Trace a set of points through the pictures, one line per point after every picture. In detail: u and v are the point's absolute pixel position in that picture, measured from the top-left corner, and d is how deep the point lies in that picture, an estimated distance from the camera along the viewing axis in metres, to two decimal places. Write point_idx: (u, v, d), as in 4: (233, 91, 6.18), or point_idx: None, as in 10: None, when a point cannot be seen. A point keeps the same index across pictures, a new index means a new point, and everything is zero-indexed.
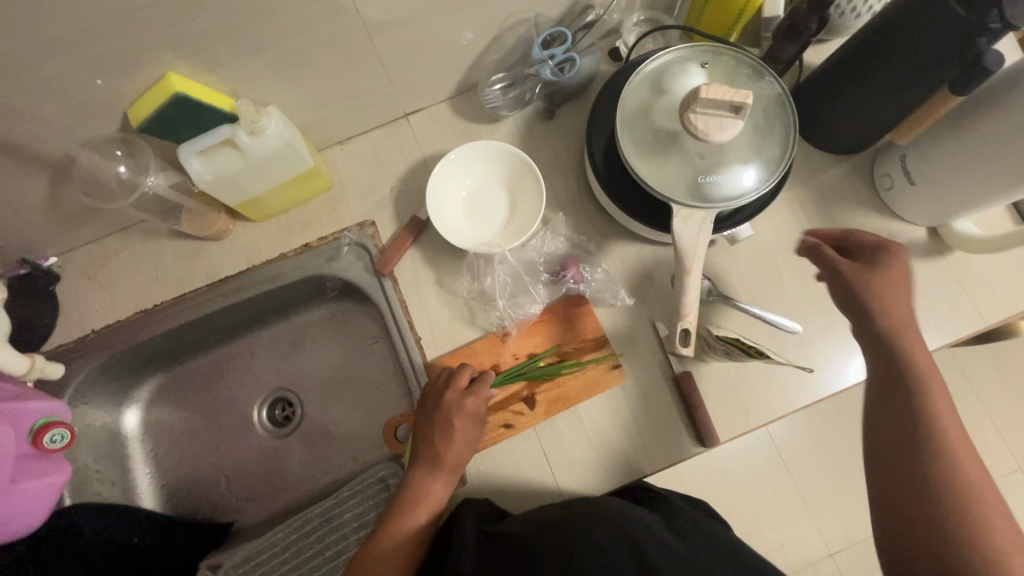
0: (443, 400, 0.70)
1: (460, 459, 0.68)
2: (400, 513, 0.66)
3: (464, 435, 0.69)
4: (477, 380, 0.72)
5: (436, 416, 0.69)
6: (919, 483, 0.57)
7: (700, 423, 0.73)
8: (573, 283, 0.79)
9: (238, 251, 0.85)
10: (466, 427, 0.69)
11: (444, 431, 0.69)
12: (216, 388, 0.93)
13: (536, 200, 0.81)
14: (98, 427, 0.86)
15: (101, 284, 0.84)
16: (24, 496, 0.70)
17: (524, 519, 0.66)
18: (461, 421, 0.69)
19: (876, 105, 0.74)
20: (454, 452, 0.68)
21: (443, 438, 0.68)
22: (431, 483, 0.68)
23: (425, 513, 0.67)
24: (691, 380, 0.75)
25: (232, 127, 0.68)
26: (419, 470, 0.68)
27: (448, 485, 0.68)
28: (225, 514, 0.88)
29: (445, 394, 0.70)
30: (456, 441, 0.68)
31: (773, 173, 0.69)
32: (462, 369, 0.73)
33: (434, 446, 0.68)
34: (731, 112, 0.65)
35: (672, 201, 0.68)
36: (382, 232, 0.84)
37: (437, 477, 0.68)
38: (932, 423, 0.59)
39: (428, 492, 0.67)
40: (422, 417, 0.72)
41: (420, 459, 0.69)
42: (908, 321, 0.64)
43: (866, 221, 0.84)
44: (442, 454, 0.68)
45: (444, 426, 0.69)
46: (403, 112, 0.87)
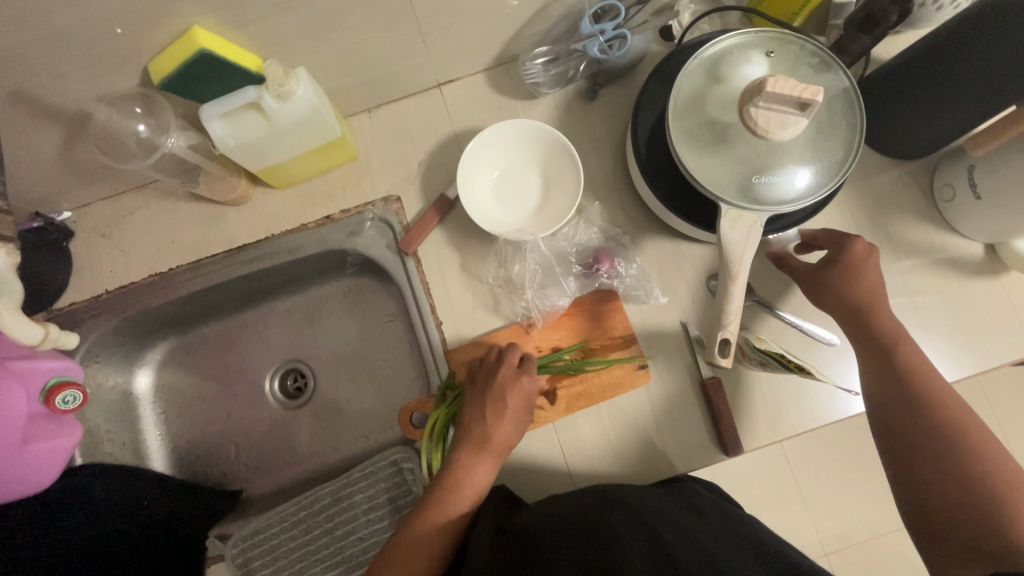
0: (498, 377, 0.68)
1: (508, 444, 0.67)
2: (443, 497, 0.64)
3: (514, 417, 0.67)
4: (525, 361, 0.70)
5: (487, 396, 0.67)
6: (933, 459, 0.60)
7: (724, 432, 0.71)
8: (606, 277, 0.76)
9: (257, 218, 0.81)
10: (517, 410, 0.67)
11: (496, 410, 0.67)
12: (227, 355, 0.92)
13: (572, 186, 0.76)
14: (110, 387, 0.86)
15: (115, 244, 0.82)
16: (35, 458, 0.69)
17: (532, 510, 0.64)
18: (513, 402, 0.67)
19: (948, 109, 0.68)
20: (503, 435, 0.66)
21: (494, 418, 0.66)
22: (476, 465, 0.65)
23: (469, 497, 0.65)
24: (718, 387, 0.72)
25: (258, 89, 0.64)
26: (464, 451, 0.66)
27: (493, 470, 0.66)
28: (233, 481, 0.88)
29: (499, 372, 0.68)
30: (506, 424, 0.66)
31: (831, 178, 0.64)
32: (513, 348, 0.70)
33: (483, 427, 0.66)
34: (797, 110, 0.60)
35: (720, 200, 0.64)
36: (408, 209, 0.81)
37: (482, 459, 0.65)
38: (932, 397, 0.62)
39: (472, 475, 0.65)
40: (469, 394, 0.69)
41: (465, 439, 0.66)
42: (874, 294, 0.67)
43: (919, 232, 0.79)
44: (492, 437, 0.66)
45: (496, 405, 0.67)
46: (436, 82, 0.82)
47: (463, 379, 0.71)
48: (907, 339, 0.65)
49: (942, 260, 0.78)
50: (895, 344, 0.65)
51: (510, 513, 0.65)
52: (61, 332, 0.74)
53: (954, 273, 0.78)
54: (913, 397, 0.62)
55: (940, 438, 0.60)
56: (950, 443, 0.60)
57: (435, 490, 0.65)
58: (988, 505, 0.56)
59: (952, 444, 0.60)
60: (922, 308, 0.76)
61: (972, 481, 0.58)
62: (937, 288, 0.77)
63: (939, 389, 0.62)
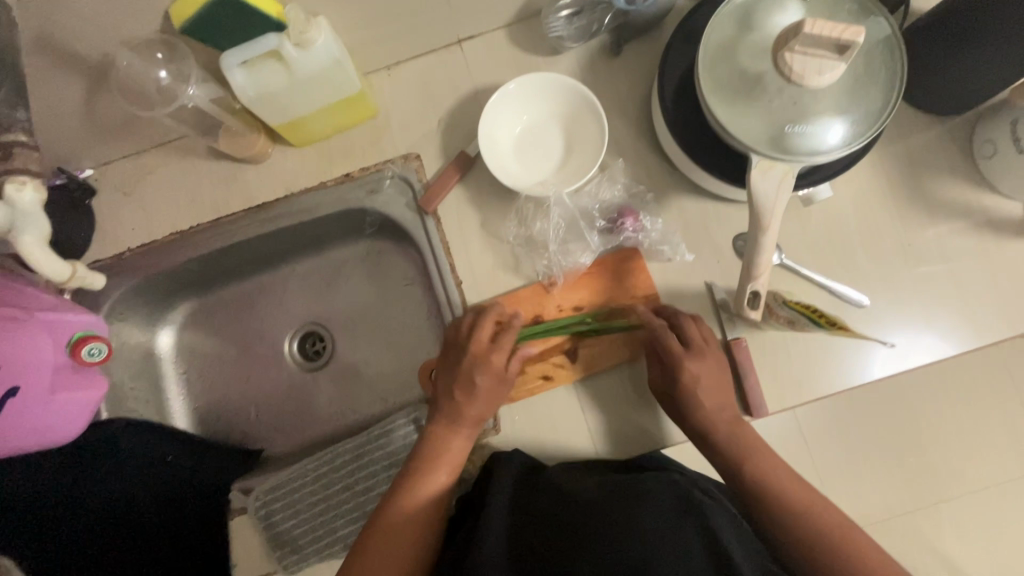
0: (466, 356, 0.69)
1: (481, 416, 0.68)
2: (421, 473, 0.66)
3: (489, 390, 0.68)
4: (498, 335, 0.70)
5: (459, 371, 0.68)
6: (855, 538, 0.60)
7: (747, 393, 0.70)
8: (631, 233, 0.74)
9: (275, 177, 0.81)
10: (489, 385, 0.68)
11: (466, 387, 0.68)
12: (246, 318, 0.92)
13: (596, 142, 0.75)
14: (133, 344, 0.87)
15: (137, 202, 0.82)
16: (62, 407, 0.70)
17: (555, 489, 0.63)
18: (484, 377, 0.68)
19: (984, 60, 0.66)
20: (476, 408, 0.68)
21: (465, 391, 0.68)
22: (451, 437, 0.68)
23: (446, 472, 0.67)
24: (743, 348, 0.71)
25: (279, 36, 0.63)
26: (437, 422, 0.69)
27: (469, 441, 0.68)
28: (254, 441, 0.88)
29: (469, 348, 0.69)
30: (478, 397, 0.68)
31: (868, 128, 0.61)
32: (485, 319, 0.70)
33: (455, 400, 0.68)
34: (834, 53, 0.57)
35: (750, 151, 0.62)
36: (427, 167, 0.79)
37: (457, 432, 0.68)
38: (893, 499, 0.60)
39: (448, 448, 0.67)
40: (443, 370, 0.71)
41: (439, 412, 0.69)
42: None
43: (956, 191, 0.76)
44: (465, 410, 0.68)
45: (467, 381, 0.68)
46: (457, 37, 0.80)
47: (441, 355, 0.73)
48: None
49: (981, 221, 0.76)
50: None
51: (534, 492, 0.64)
52: (88, 271, 0.72)
53: (992, 235, 0.75)
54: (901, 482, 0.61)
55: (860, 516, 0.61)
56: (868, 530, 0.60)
57: (414, 467, 0.67)
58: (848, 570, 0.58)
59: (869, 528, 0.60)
60: (955, 271, 0.74)
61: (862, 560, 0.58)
62: (973, 250, 0.75)
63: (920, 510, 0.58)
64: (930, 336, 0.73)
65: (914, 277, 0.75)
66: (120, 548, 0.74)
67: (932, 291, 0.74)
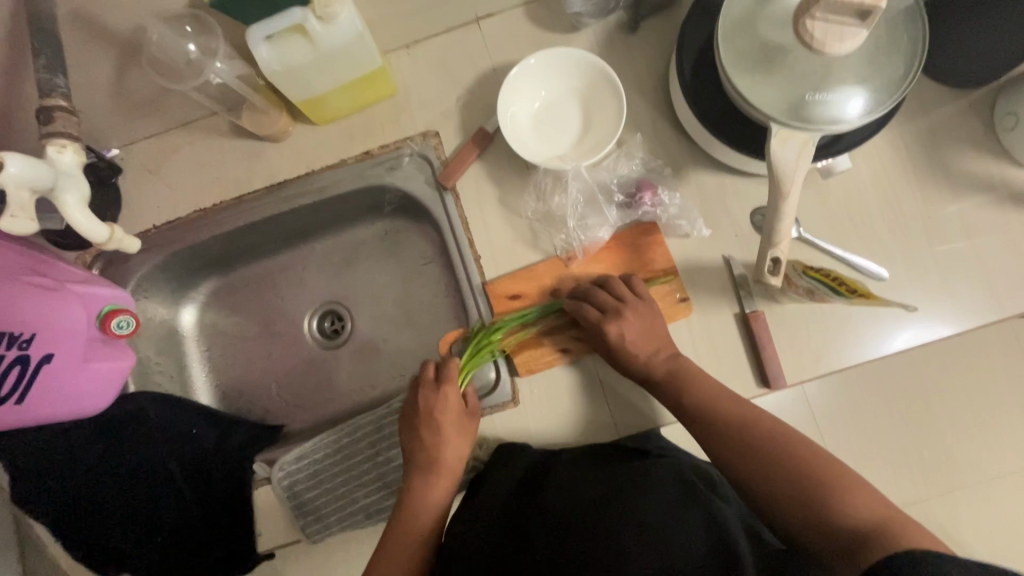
0: (423, 404, 0.72)
1: (454, 461, 0.71)
2: (404, 521, 0.69)
3: (453, 431, 0.71)
4: (442, 375, 0.73)
5: (423, 422, 0.71)
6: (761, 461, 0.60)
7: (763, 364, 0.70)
8: (649, 207, 0.75)
9: (297, 154, 0.82)
10: (453, 428, 0.71)
11: (431, 431, 0.71)
12: (267, 296, 0.94)
13: (614, 116, 0.76)
14: (158, 321, 0.89)
15: (162, 180, 0.83)
16: (95, 377, 0.73)
17: (555, 482, 0.65)
18: (446, 426, 0.70)
19: None
20: (448, 454, 0.70)
21: (433, 441, 0.70)
22: (429, 487, 0.70)
23: (431, 514, 0.69)
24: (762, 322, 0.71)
25: (304, 10, 0.64)
26: (412, 477, 0.70)
27: (448, 488, 0.71)
28: (275, 417, 0.90)
29: (426, 402, 0.72)
30: (447, 444, 0.70)
31: (889, 96, 0.61)
32: (427, 366, 0.74)
33: (425, 453, 0.70)
34: (856, 20, 0.57)
35: (770, 120, 0.62)
36: (446, 144, 0.80)
37: (433, 477, 0.70)
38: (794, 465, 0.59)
39: (427, 495, 0.70)
40: (406, 426, 0.73)
41: (412, 465, 0.71)
42: None
43: (977, 165, 0.76)
44: (437, 460, 0.70)
45: (431, 428, 0.71)
46: (475, 16, 0.81)
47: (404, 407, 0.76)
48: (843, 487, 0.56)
49: (1002, 195, 0.75)
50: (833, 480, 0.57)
51: (537, 486, 0.66)
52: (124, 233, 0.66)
53: (1014, 208, 0.75)
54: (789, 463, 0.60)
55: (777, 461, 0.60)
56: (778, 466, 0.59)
57: (398, 522, 0.69)
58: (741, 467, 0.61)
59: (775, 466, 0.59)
60: (976, 245, 0.74)
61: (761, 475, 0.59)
62: (994, 223, 0.75)
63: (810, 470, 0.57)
64: (951, 311, 0.73)
65: (935, 252, 0.75)
66: (150, 513, 0.77)
67: (952, 266, 0.74)
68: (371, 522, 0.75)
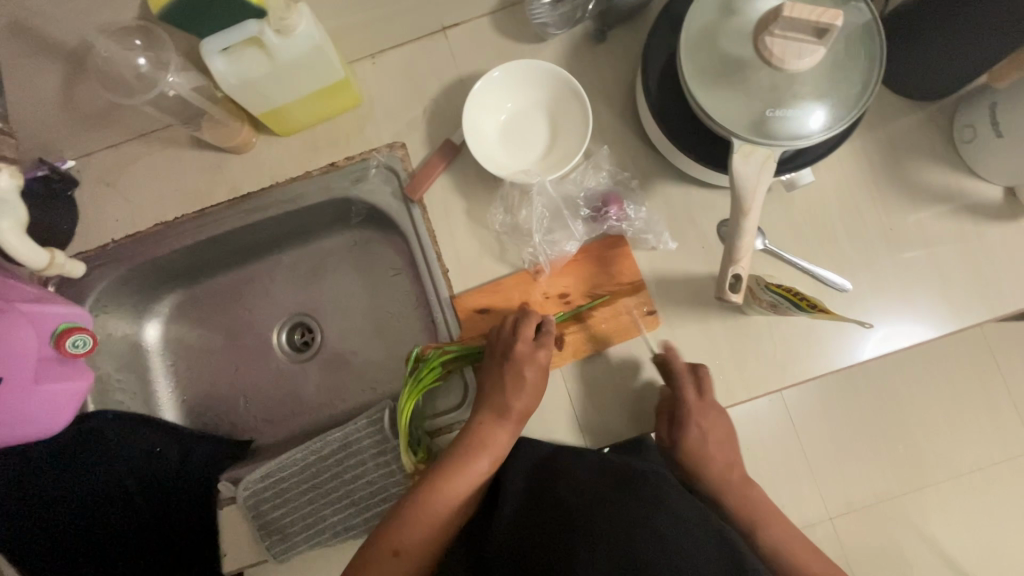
0: (516, 351, 0.69)
1: (525, 411, 0.69)
2: (466, 456, 0.67)
3: (534, 385, 0.70)
4: (543, 328, 0.71)
5: (508, 365, 0.69)
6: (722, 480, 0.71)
7: (681, 396, 0.69)
8: (615, 221, 0.75)
9: (260, 166, 0.80)
10: (536, 381, 0.70)
11: (515, 379, 0.69)
12: (234, 309, 0.92)
13: (580, 128, 0.76)
14: (120, 337, 0.86)
15: (120, 192, 0.81)
16: (50, 397, 0.71)
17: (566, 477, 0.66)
18: (532, 372, 0.69)
19: (954, 47, 0.67)
20: (521, 403, 0.69)
21: (516, 384, 0.69)
22: (497, 430, 0.69)
23: (489, 459, 0.68)
24: (705, 371, 0.70)
25: (259, 22, 0.63)
26: (483, 413, 0.70)
27: (512, 436, 0.69)
28: (243, 432, 0.88)
29: (517, 343, 0.69)
30: (526, 392, 0.69)
31: (848, 112, 0.62)
32: (528, 316, 0.71)
33: (502, 395, 0.69)
34: (813, 38, 0.57)
35: (731, 135, 0.62)
36: (412, 155, 0.79)
37: (502, 426, 0.69)
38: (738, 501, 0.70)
39: (492, 440, 0.68)
40: (488, 363, 0.72)
41: (487, 403, 0.70)
42: None
43: (936, 176, 0.77)
44: (510, 405, 0.69)
45: (517, 377, 0.69)
46: (441, 25, 0.80)
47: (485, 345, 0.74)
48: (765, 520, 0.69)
49: (960, 206, 0.76)
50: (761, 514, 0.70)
51: (548, 482, 0.66)
52: (66, 259, 0.73)
53: (972, 219, 0.76)
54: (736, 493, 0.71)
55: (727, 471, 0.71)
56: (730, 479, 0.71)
57: (458, 455, 0.67)
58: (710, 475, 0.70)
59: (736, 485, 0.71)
60: (935, 256, 0.75)
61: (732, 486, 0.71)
62: (954, 233, 0.76)
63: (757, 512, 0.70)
64: (911, 320, 0.74)
65: (896, 262, 0.76)
66: (108, 536, 0.75)
67: (913, 275, 0.75)
68: (338, 540, 0.74)
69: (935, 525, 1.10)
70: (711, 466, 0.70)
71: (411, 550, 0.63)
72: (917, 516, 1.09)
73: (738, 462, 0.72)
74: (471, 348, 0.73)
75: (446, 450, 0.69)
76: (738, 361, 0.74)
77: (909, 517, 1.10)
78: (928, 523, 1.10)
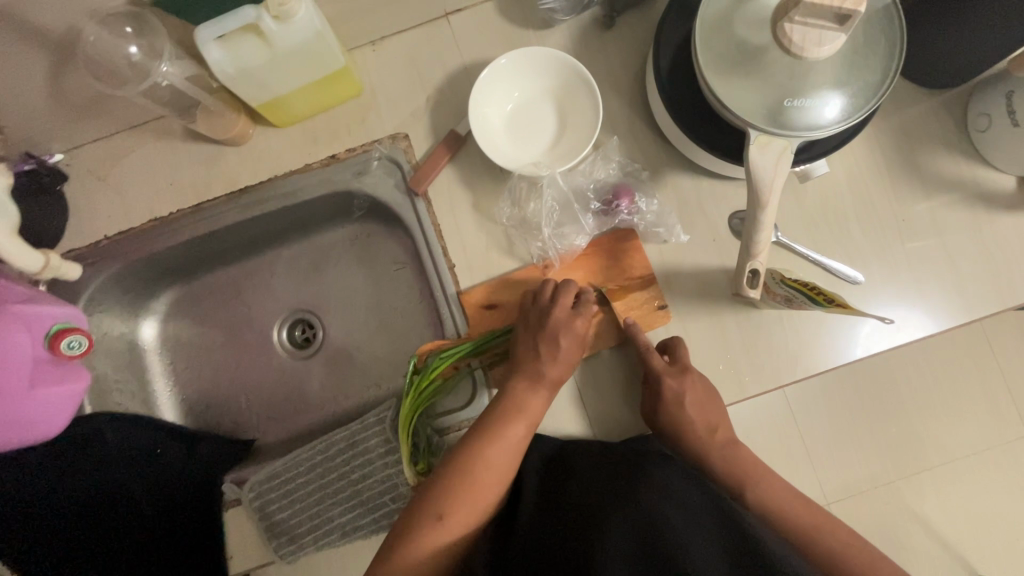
0: (550, 317, 0.68)
1: (559, 376, 0.69)
2: (502, 421, 0.66)
3: (569, 353, 0.69)
4: (582, 300, 0.71)
5: (542, 331, 0.68)
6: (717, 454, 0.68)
7: (649, 358, 0.69)
8: (626, 213, 0.73)
9: (259, 159, 0.78)
10: (571, 348, 0.69)
11: (549, 346, 0.68)
12: (233, 305, 0.90)
13: (589, 119, 0.74)
14: (115, 336, 0.84)
15: (111, 187, 0.78)
16: (46, 401, 0.69)
17: (575, 472, 0.66)
18: (566, 338, 0.68)
19: (971, 32, 0.66)
20: (556, 369, 0.68)
21: (550, 350, 0.68)
22: (532, 395, 0.68)
23: (525, 425, 0.66)
24: (682, 350, 0.70)
25: (256, 7, 0.60)
26: (518, 379, 0.68)
27: (547, 402, 0.68)
28: (246, 431, 0.87)
29: (551, 309, 0.69)
30: (559, 358, 0.68)
31: (867, 102, 0.60)
32: (568, 285, 0.71)
33: (536, 361, 0.68)
34: (835, 24, 0.55)
35: (749, 126, 0.60)
36: (416, 147, 0.77)
37: (537, 392, 0.68)
38: (733, 471, 0.67)
39: (527, 406, 0.67)
40: (521, 330, 0.70)
41: (520, 367, 0.69)
42: None
43: (949, 165, 0.76)
44: (545, 370, 0.68)
45: (553, 344, 0.68)
46: (444, 10, 0.77)
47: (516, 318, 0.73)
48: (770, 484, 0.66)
49: (972, 195, 0.75)
50: (759, 480, 0.66)
51: (559, 482, 0.67)
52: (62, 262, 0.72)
53: (984, 208, 0.75)
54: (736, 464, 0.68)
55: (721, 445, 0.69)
56: (723, 450, 0.68)
57: (494, 422, 0.66)
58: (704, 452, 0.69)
59: (731, 457, 0.68)
60: (946, 245, 0.75)
61: (729, 460, 0.68)
62: (965, 224, 0.75)
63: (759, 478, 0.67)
64: (922, 310, 0.74)
65: (908, 252, 0.75)
66: (114, 541, 0.73)
67: (924, 265, 0.75)
68: (347, 540, 0.73)
69: (936, 508, 0.99)
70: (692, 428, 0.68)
71: (455, 517, 0.62)
72: (920, 501, 0.99)
73: (722, 424, 0.69)
74: (501, 327, 0.73)
75: (481, 418, 0.67)
76: (750, 355, 0.73)
77: (910, 504, 0.99)
78: (932, 507, 0.99)
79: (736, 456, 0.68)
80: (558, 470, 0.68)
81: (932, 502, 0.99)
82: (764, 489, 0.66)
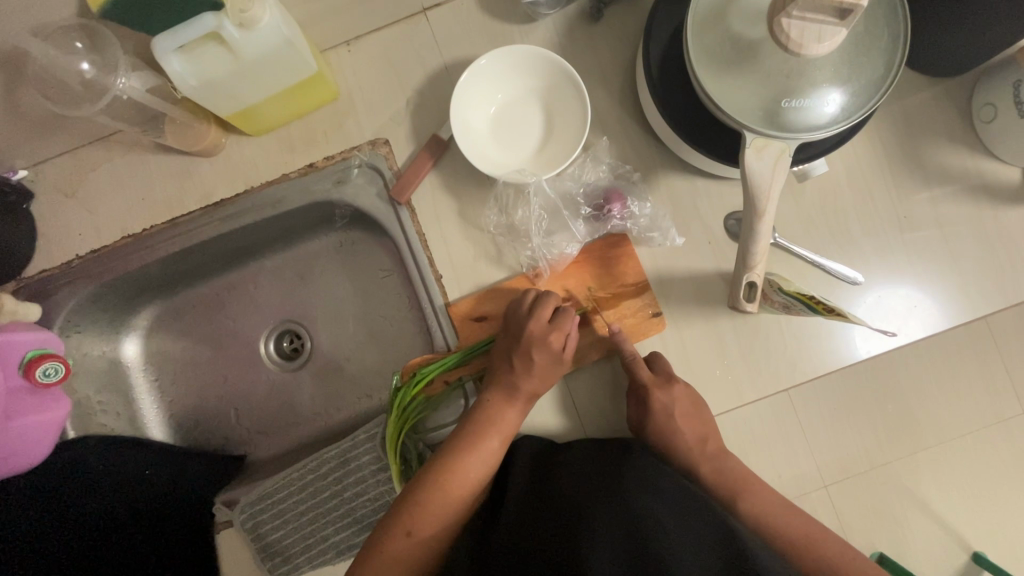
0: (526, 333, 0.66)
1: (536, 391, 0.67)
2: (477, 434, 0.65)
3: (544, 368, 0.67)
4: (559, 313, 0.68)
5: (517, 345, 0.66)
6: (713, 466, 0.67)
7: (635, 370, 0.67)
8: (619, 218, 0.71)
9: (233, 169, 0.74)
10: (546, 363, 0.67)
11: (524, 361, 0.66)
12: (216, 318, 0.87)
13: (577, 121, 0.70)
14: (96, 356, 0.81)
15: (81, 204, 0.75)
16: (26, 430, 0.67)
17: (565, 471, 0.63)
18: (541, 355, 0.66)
19: (978, 19, 0.63)
20: (532, 384, 0.66)
21: (522, 368, 0.66)
22: (505, 408, 0.66)
23: (499, 438, 0.65)
24: (662, 361, 0.69)
25: (216, 15, 0.56)
26: (492, 391, 0.67)
27: (521, 415, 0.67)
28: (236, 447, 0.85)
29: (527, 325, 0.66)
30: (535, 373, 0.66)
31: (868, 101, 0.57)
32: (547, 298, 0.68)
33: (510, 375, 0.67)
34: (835, 19, 0.52)
35: (744, 128, 0.57)
36: (397, 153, 0.74)
37: (510, 404, 0.67)
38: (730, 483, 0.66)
39: (501, 418, 0.66)
40: (502, 340, 0.69)
41: (494, 380, 0.67)
42: None
43: (953, 156, 0.73)
44: (519, 384, 0.66)
45: (524, 359, 0.66)
46: (421, 6, 0.73)
47: (498, 326, 0.71)
48: (766, 497, 0.65)
49: (976, 186, 0.73)
50: (755, 495, 0.65)
51: (550, 476, 0.64)
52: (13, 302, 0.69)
53: (988, 200, 0.73)
54: (732, 476, 0.66)
55: (717, 459, 0.67)
56: (720, 462, 0.67)
57: (466, 435, 0.65)
58: (699, 466, 0.67)
59: (728, 468, 0.66)
60: (947, 239, 0.72)
61: (725, 471, 0.66)
62: (969, 218, 0.72)
63: (755, 489, 0.65)
64: (924, 309, 0.72)
65: (910, 248, 0.73)
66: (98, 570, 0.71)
67: (925, 260, 0.72)
68: (342, 559, 0.72)
69: None
70: (680, 444, 0.67)
71: (423, 532, 0.61)
72: (918, 479, 0.71)
73: (712, 433, 0.67)
74: (483, 340, 0.70)
75: (455, 431, 0.67)
76: (748, 361, 0.71)
77: (915, 496, 0.71)
78: (943, 506, 0.70)
79: (730, 467, 0.66)
80: (544, 490, 0.63)
81: (941, 491, 0.71)
82: (758, 502, 0.64)
